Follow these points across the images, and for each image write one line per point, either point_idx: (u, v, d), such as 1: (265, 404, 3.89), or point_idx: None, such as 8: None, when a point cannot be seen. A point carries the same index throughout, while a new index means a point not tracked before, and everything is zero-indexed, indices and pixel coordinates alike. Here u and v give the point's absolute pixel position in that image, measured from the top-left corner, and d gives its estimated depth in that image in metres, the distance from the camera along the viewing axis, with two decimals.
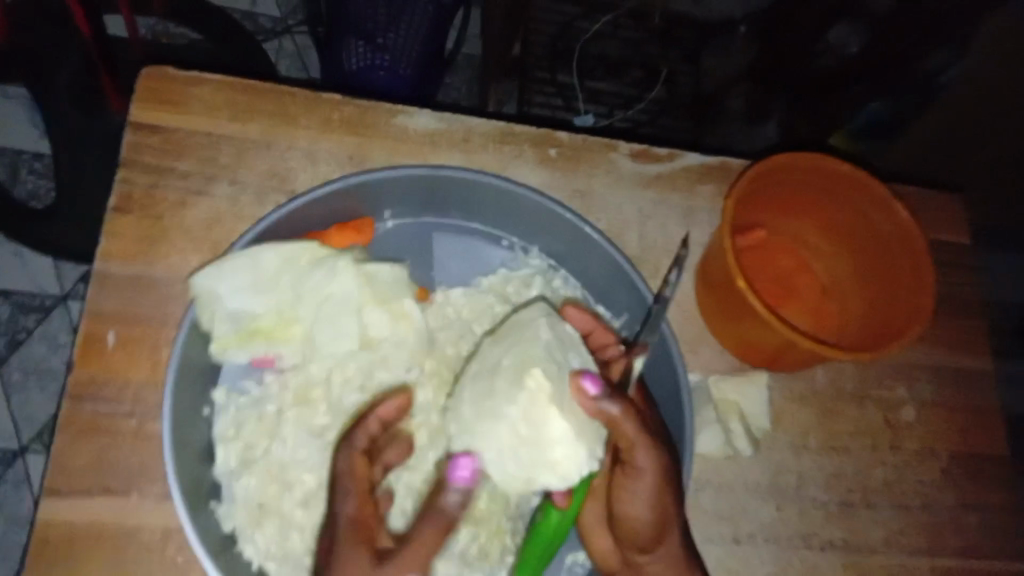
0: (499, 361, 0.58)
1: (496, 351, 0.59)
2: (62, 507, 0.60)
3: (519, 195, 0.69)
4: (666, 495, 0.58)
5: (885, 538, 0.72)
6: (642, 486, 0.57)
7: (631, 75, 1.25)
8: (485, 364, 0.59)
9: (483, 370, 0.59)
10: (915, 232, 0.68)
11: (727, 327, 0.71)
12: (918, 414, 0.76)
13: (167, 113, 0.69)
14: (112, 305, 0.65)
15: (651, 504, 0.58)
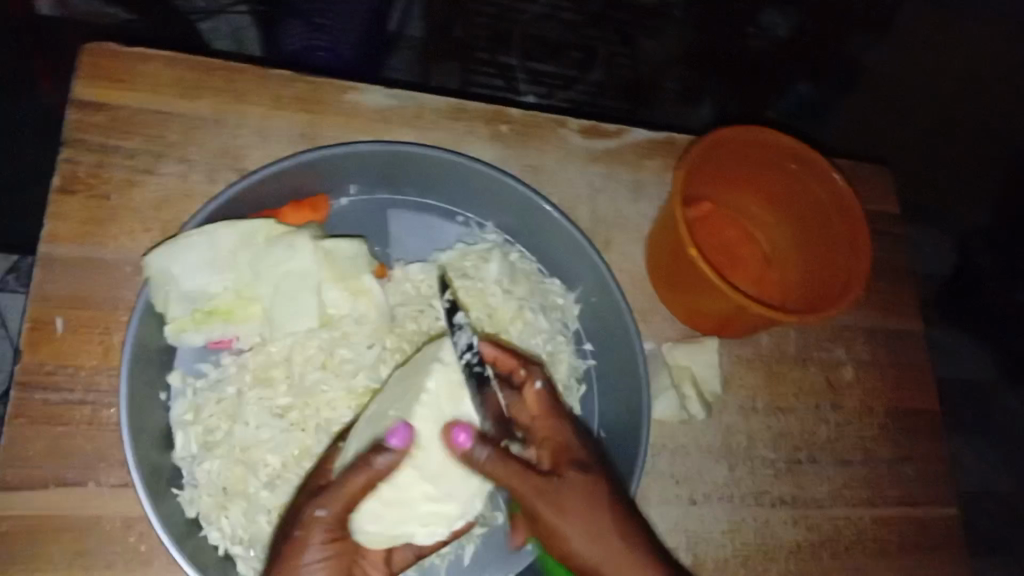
0: (391, 409, 0.59)
1: (393, 395, 0.61)
2: (17, 499, 0.59)
3: (474, 169, 0.69)
4: (604, 529, 0.56)
5: (831, 493, 0.74)
6: (577, 530, 0.55)
7: (570, 57, 1.19)
8: (375, 412, 0.61)
9: (374, 420, 0.60)
10: (851, 198, 0.69)
11: (679, 297, 0.73)
12: (856, 373, 0.79)
13: (113, 91, 0.68)
14: (61, 289, 0.64)
15: (595, 543, 0.55)
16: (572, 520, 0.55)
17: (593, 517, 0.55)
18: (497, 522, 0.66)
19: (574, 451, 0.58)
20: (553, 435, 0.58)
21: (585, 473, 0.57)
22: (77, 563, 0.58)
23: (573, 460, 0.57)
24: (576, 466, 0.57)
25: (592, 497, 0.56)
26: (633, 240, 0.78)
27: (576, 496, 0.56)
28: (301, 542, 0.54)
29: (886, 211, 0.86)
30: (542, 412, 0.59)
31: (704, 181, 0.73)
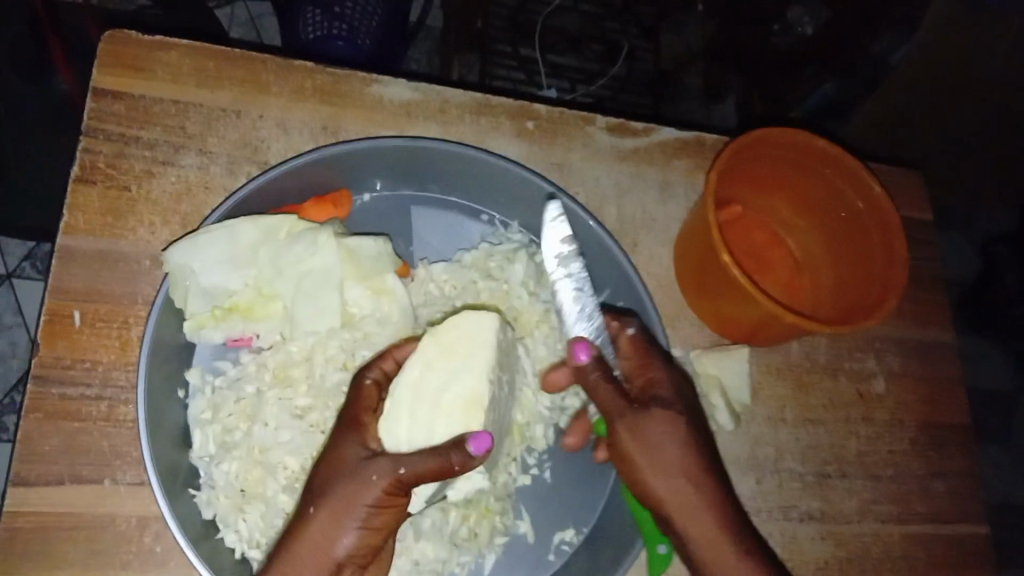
0: (444, 388, 0.60)
1: (442, 367, 0.60)
2: (32, 497, 0.57)
3: (502, 165, 0.67)
4: (674, 466, 0.59)
5: (859, 507, 0.74)
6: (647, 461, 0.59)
7: (591, 50, 1.19)
8: (427, 384, 0.60)
9: (421, 393, 0.59)
10: (886, 206, 0.67)
11: (706, 302, 0.71)
12: (887, 385, 0.78)
13: (132, 79, 0.67)
14: (78, 281, 0.62)
15: (663, 479, 0.59)
16: (647, 452, 0.59)
17: (666, 453, 0.59)
18: (518, 531, 0.65)
19: (661, 388, 0.61)
20: (646, 371, 0.62)
21: (668, 411, 0.60)
22: (94, 564, 0.57)
23: (657, 396, 0.61)
24: (661, 402, 0.60)
25: (671, 434, 0.59)
26: (660, 242, 0.76)
27: (657, 429, 0.59)
28: (354, 490, 0.54)
29: (919, 219, 0.84)
30: (634, 355, 0.62)
31: (735, 183, 0.72)
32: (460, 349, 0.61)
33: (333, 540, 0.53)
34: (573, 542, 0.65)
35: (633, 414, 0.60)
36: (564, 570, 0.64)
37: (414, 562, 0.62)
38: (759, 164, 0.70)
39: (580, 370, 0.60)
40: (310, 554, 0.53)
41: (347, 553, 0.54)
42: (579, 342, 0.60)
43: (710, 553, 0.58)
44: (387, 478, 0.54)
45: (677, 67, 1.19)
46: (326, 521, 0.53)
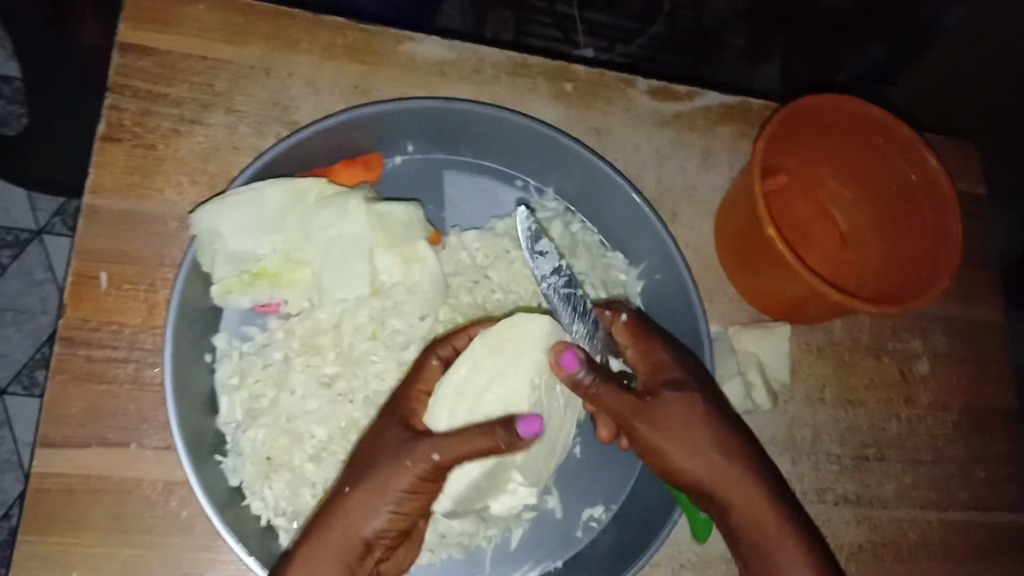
0: (487, 388, 0.60)
1: (489, 369, 0.60)
2: (59, 459, 0.57)
3: (538, 130, 0.65)
4: (708, 445, 0.55)
5: (898, 492, 0.71)
6: (676, 445, 0.55)
7: (631, 7, 1.13)
8: (473, 383, 0.59)
9: (465, 392, 0.59)
10: (942, 179, 0.64)
11: (749, 277, 0.69)
12: (931, 367, 0.75)
13: (158, 33, 0.65)
14: (105, 242, 0.61)
15: (698, 460, 0.55)
16: (673, 435, 0.55)
17: (694, 434, 0.55)
18: (547, 507, 0.63)
19: (668, 371, 0.58)
20: (648, 357, 0.58)
21: (682, 391, 0.56)
22: (119, 529, 0.57)
23: (669, 378, 0.57)
24: (670, 382, 0.57)
25: (693, 412, 0.56)
26: (700, 213, 0.73)
27: (676, 410, 0.56)
28: (389, 472, 0.51)
29: (972, 193, 0.81)
30: (633, 341, 0.59)
31: (781, 152, 0.68)
32: (507, 347, 0.61)
33: (366, 518, 0.50)
34: (602, 519, 0.64)
35: (644, 403, 0.55)
36: (593, 547, 0.63)
37: (440, 535, 0.61)
38: (809, 132, 0.67)
39: (575, 379, 0.55)
40: (345, 536, 0.50)
41: (377, 536, 0.51)
42: (563, 350, 0.55)
43: (760, 530, 0.55)
44: (422, 460, 0.51)
45: (720, 26, 1.14)
46: (358, 503, 0.51)
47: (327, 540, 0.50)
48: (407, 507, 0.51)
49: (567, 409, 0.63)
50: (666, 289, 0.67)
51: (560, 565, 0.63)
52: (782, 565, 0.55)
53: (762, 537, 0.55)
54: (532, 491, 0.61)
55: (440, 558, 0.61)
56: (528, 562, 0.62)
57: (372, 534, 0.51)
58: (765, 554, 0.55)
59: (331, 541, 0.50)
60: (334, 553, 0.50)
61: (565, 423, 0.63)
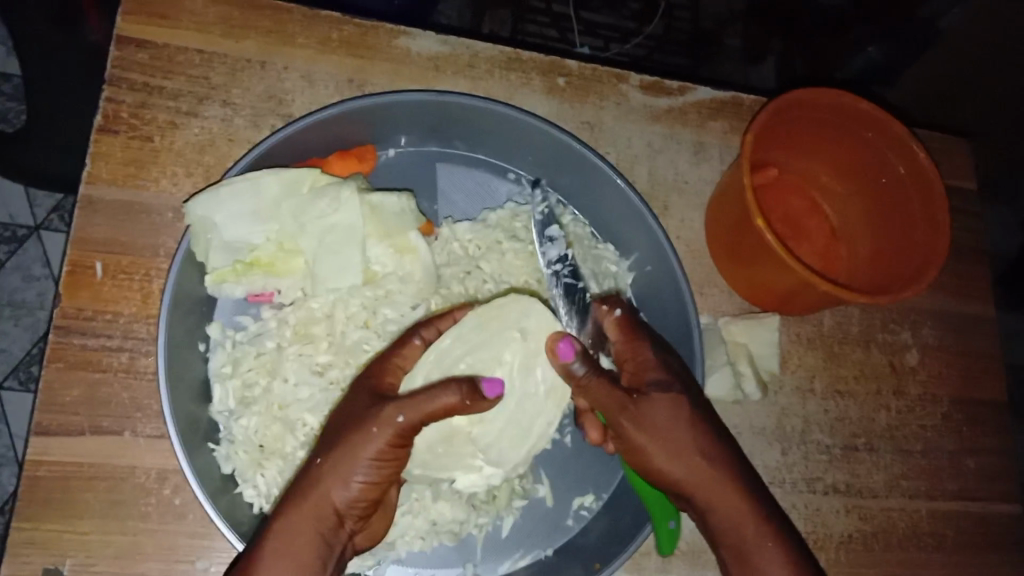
0: (462, 360, 0.60)
1: (468, 341, 0.61)
2: (54, 446, 0.58)
3: (529, 123, 0.65)
4: (689, 447, 0.55)
5: (887, 482, 0.72)
6: (659, 446, 0.54)
7: (630, 7, 1.14)
8: (453, 352, 0.60)
9: (441, 360, 0.60)
10: (931, 172, 0.64)
11: (739, 270, 0.69)
12: (921, 359, 0.76)
13: (156, 26, 0.66)
14: (100, 231, 0.62)
15: (681, 464, 0.55)
16: (656, 439, 0.55)
17: (675, 436, 0.55)
18: (537, 495, 0.64)
19: (654, 371, 0.57)
20: (635, 355, 0.58)
21: (667, 391, 0.56)
22: (113, 515, 0.57)
23: (654, 379, 0.56)
24: (657, 384, 0.56)
25: (677, 415, 0.55)
26: (691, 206, 0.74)
27: (661, 410, 0.55)
28: (358, 440, 0.51)
29: (964, 188, 0.81)
30: (621, 336, 0.59)
31: (771, 146, 0.69)
32: (493, 324, 0.62)
33: (336, 488, 0.50)
34: (592, 508, 0.64)
35: (630, 399, 0.55)
36: (584, 535, 0.64)
37: (432, 522, 0.62)
38: (800, 125, 0.67)
39: (569, 368, 0.57)
40: (315, 506, 0.50)
41: (346, 508, 0.51)
42: (561, 339, 0.57)
43: (737, 533, 0.56)
44: (388, 428, 0.51)
45: (716, 26, 1.16)
46: (329, 472, 0.51)
47: (297, 512, 0.50)
48: (375, 481, 0.51)
49: (547, 400, 0.63)
50: (656, 281, 0.68)
51: (550, 553, 0.63)
52: (761, 565, 0.55)
53: (742, 538, 0.55)
54: (498, 471, 0.61)
55: (431, 545, 0.62)
56: (519, 550, 0.63)
57: (340, 505, 0.51)
58: (747, 556, 0.55)
59: (301, 510, 0.50)
60: (303, 523, 0.50)
61: (539, 413, 0.62)
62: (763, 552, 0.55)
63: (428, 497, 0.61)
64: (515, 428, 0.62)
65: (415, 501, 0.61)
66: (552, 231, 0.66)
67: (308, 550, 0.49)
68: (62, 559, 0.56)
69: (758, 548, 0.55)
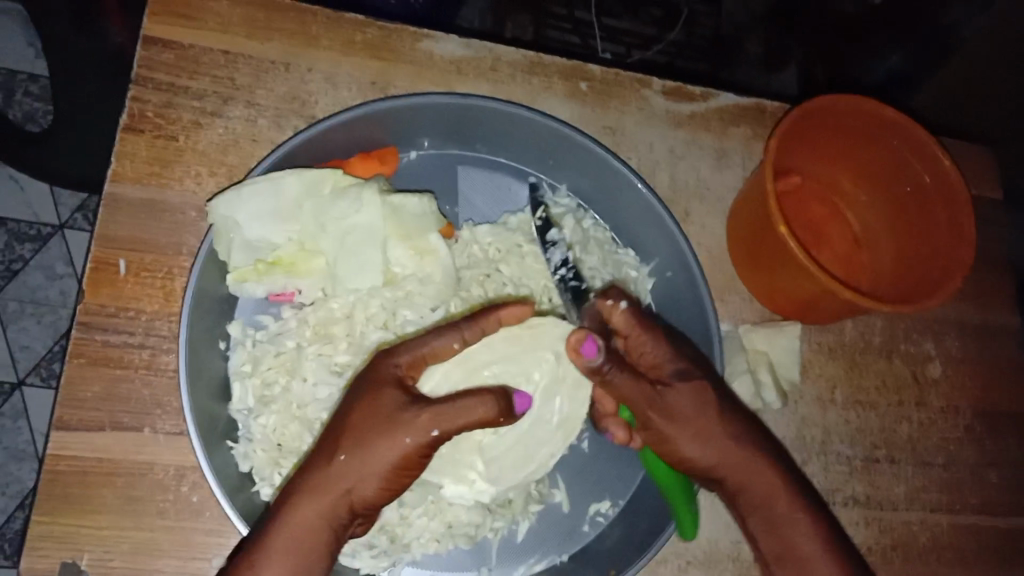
0: (489, 366, 0.61)
1: (498, 352, 0.61)
2: (74, 441, 0.58)
3: (552, 127, 0.65)
4: (715, 433, 0.54)
5: (908, 494, 0.71)
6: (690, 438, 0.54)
7: (649, 14, 1.15)
8: (478, 359, 0.60)
9: (466, 362, 0.60)
10: (957, 181, 0.63)
11: (760, 277, 0.69)
12: (944, 370, 0.75)
13: (182, 27, 0.66)
14: (124, 229, 0.62)
15: (708, 449, 0.54)
16: (683, 428, 0.54)
17: (704, 424, 0.54)
18: (553, 500, 0.64)
19: (674, 361, 0.55)
20: (648, 349, 0.55)
21: (690, 382, 0.54)
22: (131, 512, 0.58)
23: (675, 370, 0.55)
24: (680, 375, 0.54)
25: (703, 403, 0.54)
26: (712, 212, 0.74)
27: (687, 400, 0.54)
28: (388, 446, 0.49)
29: (989, 198, 0.80)
30: (635, 331, 0.55)
31: (794, 152, 0.69)
32: (526, 343, 0.62)
33: (359, 485, 0.49)
34: (608, 514, 0.64)
35: (655, 395, 0.53)
36: (599, 542, 0.64)
37: (447, 525, 0.61)
38: (823, 131, 0.67)
39: (592, 368, 0.53)
40: (335, 503, 0.49)
41: (363, 503, 0.50)
42: (584, 339, 0.53)
43: (770, 511, 0.56)
44: (420, 436, 0.50)
45: (738, 34, 1.15)
46: (352, 471, 0.49)
47: (316, 507, 0.49)
48: (392, 481, 0.51)
49: (558, 432, 0.62)
50: (678, 286, 0.67)
51: (565, 559, 0.63)
52: (794, 539, 0.55)
53: (772, 516, 0.56)
54: (490, 486, 0.61)
55: (446, 548, 0.62)
56: (534, 555, 0.63)
57: (358, 502, 0.50)
58: (781, 533, 0.55)
59: (319, 505, 0.49)
60: (321, 517, 0.49)
61: (549, 443, 0.62)
62: (795, 526, 0.55)
63: (444, 500, 0.61)
64: (524, 450, 0.61)
65: (431, 503, 0.61)
66: (552, 235, 0.67)
67: (323, 544, 0.49)
68: (80, 554, 0.57)
69: (790, 524, 0.55)
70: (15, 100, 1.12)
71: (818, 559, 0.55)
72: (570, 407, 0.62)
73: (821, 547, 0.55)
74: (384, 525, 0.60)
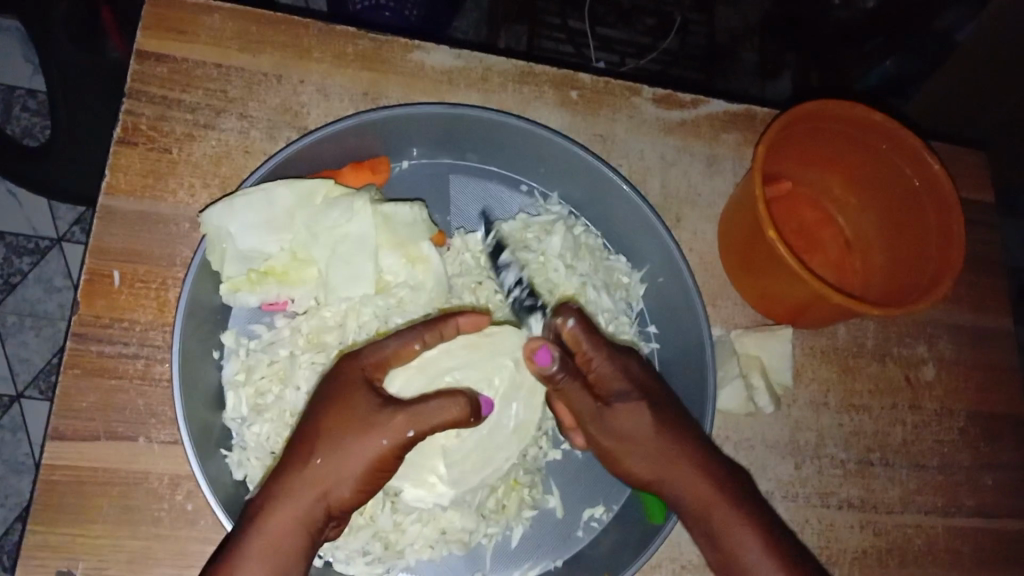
0: (450, 371, 0.62)
1: (459, 356, 0.62)
2: (68, 451, 0.58)
3: (541, 135, 0.66)
4: (656, 448, 0.56)
5: (902, 497, 0.71)
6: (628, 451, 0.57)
7: (643, 23, 1.16)
8: (441, 362, 0.61)
9: (428, 369, 0.61)
10: (945, 183, 0.64)
11: (751, 281, 0.69)
12: (937, 373, 0.75)
13: (175, 42, 0.67)
14: (118, 240, 0.63)
15: (645, 462, 0.57)
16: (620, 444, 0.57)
17: (645, 438, 0.56)
18: (548, 506, 0.64)
19: (618, 379, 0.57)
20: (594, 367, 0.57)
21: (631, 401, 0.57)
22: (125, 521, 0.58)
23: (618, 390, 0.57)
24: (620, 396, 0.57)
25: (642, 422, 0.57)
26: (704, 218, 0.74)
27: (626, 421, 0.56)
28: (365, 446, 0.51)
29: (980, 202, 0.81)
30: (582, 349, 0.56)
31: (783, 158, 0.69)
32: (485, 349, 0.63)
33: (337, 485, 0.51)
34: (602, 519, 0.64)
35: (598, 410, 0.56)
36: (594, 547, 0.64)
37: (441, 531, 0.62)
38: (811, 136, 0.67)
39: (546, 374, 0.55)
40: (313, 505, 0.50)
41: (339, 506, 0.51)
42: (539, 347, 0.55)
43: (706, 523, 0.56)
44: (395, 436, 0.51)
45: (732, 40, 1.17)
46: (330, 473, 0.50)
47: (293, 511, 0.50)
48: (369, 482, 0.52)
49: (513, 436, 0.63)
50: (668, 290, 0.68)
51: (560, 564, 0.63)
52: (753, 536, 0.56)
53: (712, 530, 0.56)
54: (450, 489, 0.61)
55: (440, 555, 0.62)
56: (529, 560, 0.63)
57: (335, 505, 0.51)
58: (722, 542, 0.56)
59: (296, 508, 0.50)
60: (297, 522, 0.50)
61: (505, 448, 0.62)
62: (737, 534, 0.55)
63: (437, 506, 0.61)
64: (484, 453, 0.62)
65: (425, 510, 0.61)
66: (504, 259, 0.68)
67: (302, 547, 0.50)
68: (75, 563, 0.57)
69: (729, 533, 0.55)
70: (14, 115, 1.13)
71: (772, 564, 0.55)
72: (524, 412, 0.63)
73: (764, 553, 0.55)
74: (378, 532, 0.60)
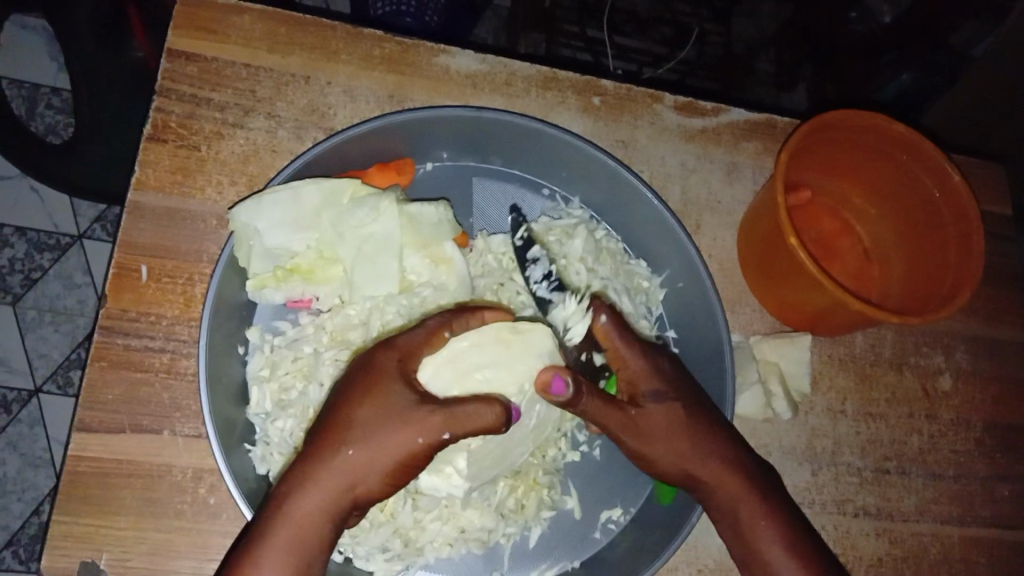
0: (480, 369, 0.60)
1: (490, 354, 0.60)
2: (93, 442, 0.59)
3: (564, 139, 0.66)
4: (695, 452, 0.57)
5: (918, 506, 0.71)
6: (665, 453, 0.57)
7: (661, 33, 1.17)
8: (468, 357, 0.60)
9: (457, 362, 0.59)
10: (967, 195, 0.64)
11: (771, 290, 0.70)
12: (954, 383, 0.76)
13: (203, 41, 0.68)
14: (146, 235, 0.64)
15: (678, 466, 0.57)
16: (658, 447, 0.57)
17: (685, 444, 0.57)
18: (565, 507, 0.65)
19: (652, 379, 0.58)
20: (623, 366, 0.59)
21: (665, 402, 0.57)
22: (148, 513, 0.59)
23: (652, 390, 0.58)
24: (654, 397, 0.57)
25: (676, 424, 0.57)
26: (724, 224, 0.75)
27: (660, 421, 0.57)
28: (397, 441, 0.51)
29: (998, 213, 0.81)
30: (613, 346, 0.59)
31: (804, 167, 0.70)
32: (515, 347, 0.61)
33: (365, 478, 0.51)
34: (620, 522, 0.65)
35: (632, 415, 0.56)
36: (610, 549, 0.64)
37: (460, 530, 0.62)
38: (833, 144, 0.67)
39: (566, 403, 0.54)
40: (338, 497, 0.50)
41: (364, 497, 0.51)
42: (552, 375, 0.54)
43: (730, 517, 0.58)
44: (430, 436, 0.51)
45: (748, 52, 1.19)
46: (361, 465, 0.51)
47: (317, 499, 0.50)
48: (394, 477, 0.52)
49: (531, 434, 0.62)
50: (687, 295, 0.69)
51: (576, 565, 0.64)
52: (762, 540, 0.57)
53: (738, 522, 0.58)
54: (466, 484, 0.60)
55: (459, 553, 0.62)
56: (546, 561, 0.63)
57: (361, 496, 0.51)
58: (746, 539, 0.58)
59: (317, 498, 0.50)
60: (319, 512, 0.50)
61: (520, 444, 0.62)
62: (760, 531, 0.57)
63: (458, 504, 0.62)
64: (501, 451, 0.61)
65: (445, 508, 0.62)
66: (535, 251, 0.67)
67: (319, 536, 0.50)
68: (99, 553, 0.58)
69: (751, 530, 0.57)
70: (36, 113, 1.14)
71: (784, 565, 0.56)
72: (545, 411, 0.63)
73: (784, 550, 0.57)
74: (398, 530, 0.61)
